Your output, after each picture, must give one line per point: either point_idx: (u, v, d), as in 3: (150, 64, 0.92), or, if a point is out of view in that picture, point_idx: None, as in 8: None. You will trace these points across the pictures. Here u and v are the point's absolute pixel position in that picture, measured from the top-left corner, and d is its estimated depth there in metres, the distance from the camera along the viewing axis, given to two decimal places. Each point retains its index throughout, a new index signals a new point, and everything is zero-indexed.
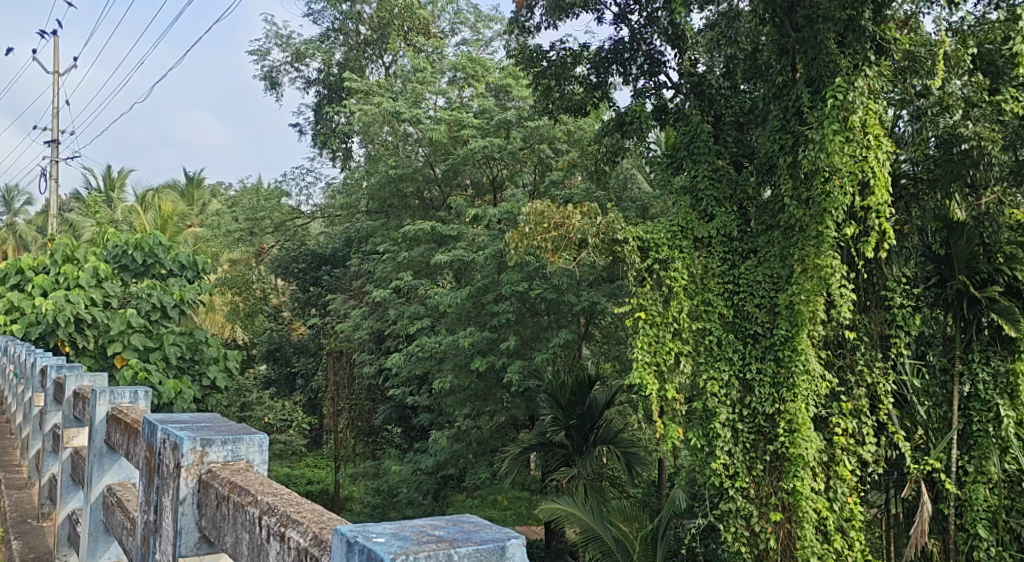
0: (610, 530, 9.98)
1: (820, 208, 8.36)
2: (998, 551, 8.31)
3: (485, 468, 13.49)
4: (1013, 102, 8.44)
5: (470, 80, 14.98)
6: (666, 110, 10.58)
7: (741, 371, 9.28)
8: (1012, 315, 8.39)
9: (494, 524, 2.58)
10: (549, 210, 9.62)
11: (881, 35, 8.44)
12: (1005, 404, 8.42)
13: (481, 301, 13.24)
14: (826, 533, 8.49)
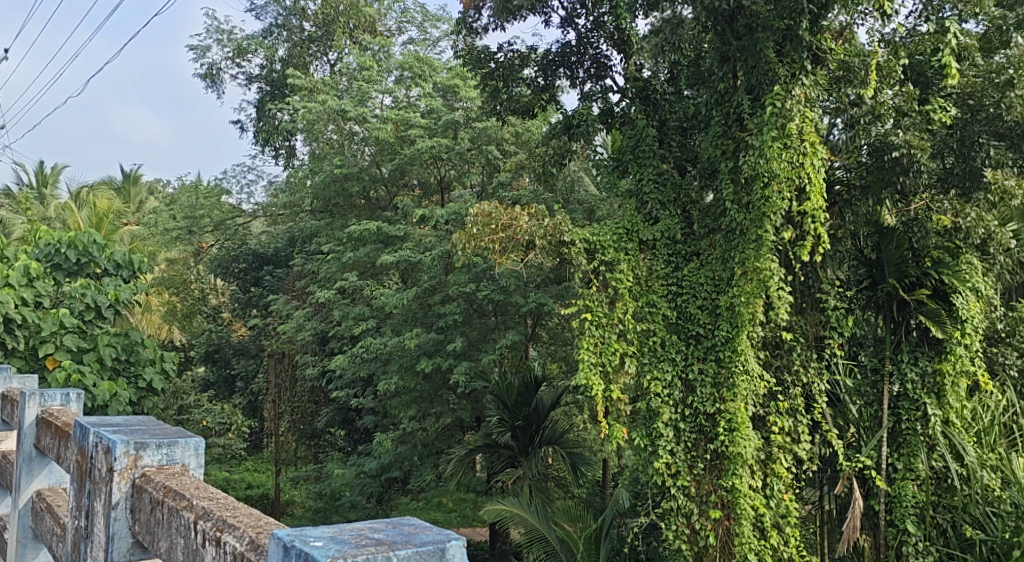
0: (554, 531, 10.28)
1: (760, 211, 8.54)
2: (925, 546, 8.64)
3: (431, 470, 13.45)
4: (941, 111, 8.64)
5: (417, 80, 14.91)
6: (612, 114, 10.60)
7: (683, 372, 9.39)
8: (939, 316, 8.69)
9: (434, 527, 2.63)
10: (497, 210, 9.47)
11: (817, 45, 8.69)
12: (932, 403, 8.75)
13: (427, 302, 13.21)
14: (763, 529, 8.71)
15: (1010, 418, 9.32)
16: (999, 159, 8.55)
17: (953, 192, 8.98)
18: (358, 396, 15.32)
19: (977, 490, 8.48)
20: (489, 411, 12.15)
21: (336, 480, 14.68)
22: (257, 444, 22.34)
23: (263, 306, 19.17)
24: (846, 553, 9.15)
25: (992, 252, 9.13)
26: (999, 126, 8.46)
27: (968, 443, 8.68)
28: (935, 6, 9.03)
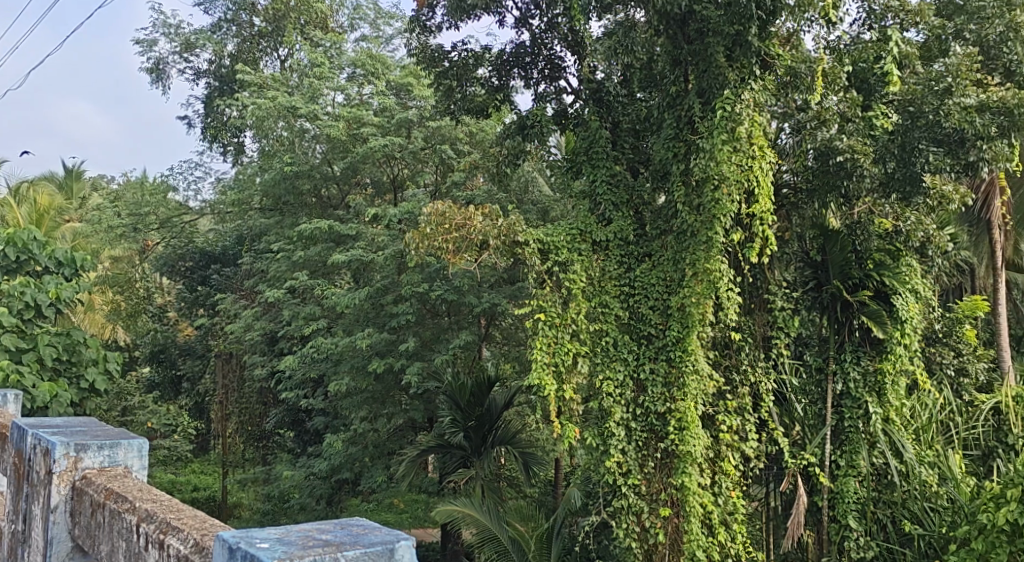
0: (506, 530, 10.31)
1: (710, 213, 8.67)
2: (866, 541, 8.86)
3: (382, 472, 13.39)
4: (883, 117, 9.05)
5: (370, 78, 14.78)
6: (566, 115, 10.71)
7: (635, 372, 9.49)
8: (880, 316, 8.94)
9: (381, 529, 2.94)
10: (450, 210, 9.27)
11: (765, 50, 8.81)
12: (873, 401, 9.02)
13: (379, 302, 13.10)
14: (710, 526, 8.89)
15: (947, 416, 9.54)
16: (938, 166, 8.61)
17: (894, 196, 9.12)
18: (308, 397, 15.15)
19: (915, 486, 8.81)
20: (441, 412, 12.07)
21: (285, 482, 14.49)
22: (203, 446, 21.99)
23: (211, 307, 18.64)
24: (791, 548, 9.30)
25: (932, 254, 9.32)
26: (938, 132, 8.60)
27: (908, 441, 9.01)
28: (877, 15, 9.27)
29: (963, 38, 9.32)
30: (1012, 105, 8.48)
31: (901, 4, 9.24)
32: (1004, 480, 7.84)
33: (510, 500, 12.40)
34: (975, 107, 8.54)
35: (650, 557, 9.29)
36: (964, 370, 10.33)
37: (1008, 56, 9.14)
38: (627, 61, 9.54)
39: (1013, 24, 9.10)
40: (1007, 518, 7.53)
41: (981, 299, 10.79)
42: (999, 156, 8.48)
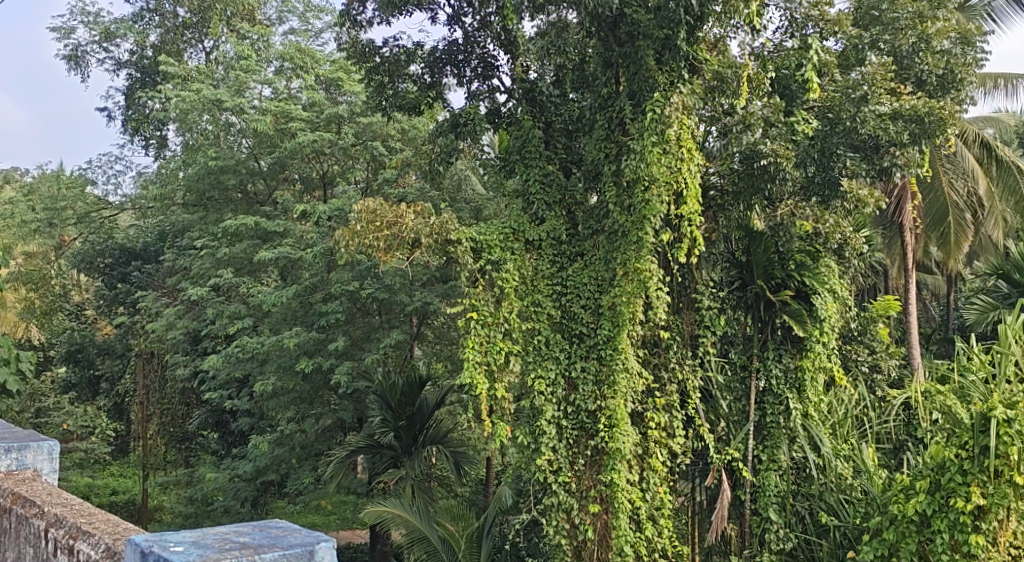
0: (436, 531, 10.31)
1: (640, 214, 8.80)
2: (786, 533, 9.10)
3: (309, 473, 13.23)
4: (804, 123, 9.16)
5: (299, 72, 14.50)
6: (499, 114, 10.69)
7: (566, 370, 9.56)
8: (801, 316, 9.16)
9: (302, 530, 3.44)
10: (381, 207, 9.23)
11: (693, 55, 9.15)
12: (794, 398, 9.25)
13: (307, 301, 12.94)
14: (638, 521, 9.07)
15: (861, 411, 9.82)
16: (854, 170, 9.13)
17: (814, 200, 9.50)
18: (233, 397, 14.85)
19: (831, 479, 9.08)
20: (371, 412, 11.99)
21: (208, 484, 14.19)
22: (122, 447, 21.09)
23: (132, 304, 18.13)
24: (714, 542, 9.54)
25: (849, 256, 9.57)
26: (854, 138, 9.01)
27: (825, 435, 9.24)
28: (798, 24, 9.72)
29: (876, 48, 9.59)
30: (922, 113, 8.81)
31: (820, 13, 9.66)
32: (913, 472, 8.15)
33: (440, 500, 12.42)
34: (888, 114, 8.88)
35: (580, 553, 9.42)
36: (877, 367, 10.69)
37: (919, 66, 9.40)
38: (559, 62, 9.74)
39: (925, 35, 9.33)
40: (917, 508, 7.87)
41: (890, 297, 11.13)
42: (910, 162, 8.97)
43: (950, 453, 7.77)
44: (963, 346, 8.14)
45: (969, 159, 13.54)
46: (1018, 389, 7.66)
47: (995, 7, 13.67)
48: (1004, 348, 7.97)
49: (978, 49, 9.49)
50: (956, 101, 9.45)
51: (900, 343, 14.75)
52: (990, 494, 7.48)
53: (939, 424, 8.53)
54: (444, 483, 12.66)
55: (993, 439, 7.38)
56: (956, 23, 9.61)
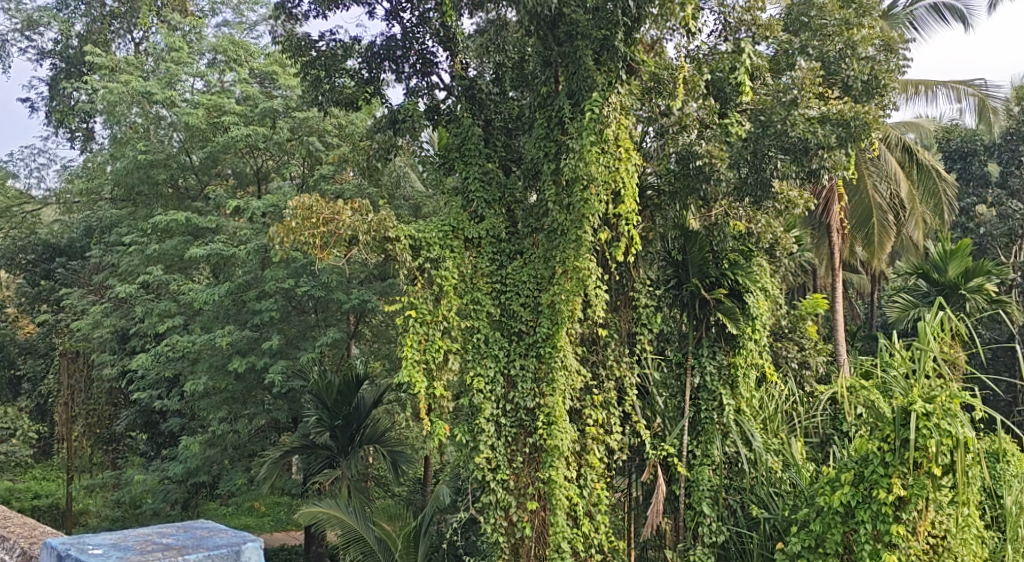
0: (371, 531, 10.26)
1: (579, 213, 8.87)
2: (718, 527, 9.27)
3: (242, 475, 13.01)
4: (737, 125, 9.26)
5: (232, 65, 14.27)
6: (438, 111, 10.57)
7: (505, 368, 9.56)
8: (734, 313, 9.37)
9: (226, 533, 3.89)
10: (317, 204, 9.08)
11: (631, 56, 9.23)
12: (727, 393, 9.46)
13: (240, 299, 12.74)
14: (575, 517, 9.15)
15: (791, 406, 10.03)
16: (784, 172, 9.35)
17: (747, 200, 9.60)
18: (162, 398, 14.54)
19: (762, 472, 9.24)
20: (306, 411, 11.85)
21: (136, 487, 13.85)
22: (45, 451, 20.43)
23: (56, 302, 17.59)
24: (649, 536, 9.68)
25: (779, 255, 9.81)
26: (785, 141, 9.22)
27: (757, 430, 9.39)
28: (731, 28, 9.87)
29: (806, 53, 9.85)
30: (848, 118, 9.10)
31: (753, 18, 9.83)
32: (838, 465, 8.43)
33: (377, 499, 12.40)
34: (817, 118, 9.17)
35: (517, 551, 9.46)
36: (806, 362, 11.04)
37: (845, 72, 9.62)
38: (498, 59, 10.02)
39: (850, 42, 9.61)
40: (842, 500, 8.10)
41: (820, 296, 11.33)
42: (837, 164, 9.21)
43: (873, 446, 8.03)
44: (886, 343, 8.20)
45: (893, 163, 14.01)
46: (937, 384, 7.86)
47: (917, 16, 14.10)
48: (923, 345, 8.08)
49: (900, 56, 9.80)
50: (879, 107, 9.71)
51: (827, 340, 15.17)
52: (910, 485, 7.74)
53: (862, 417, 8.77)
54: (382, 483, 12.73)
55: (913, 432, 7.61)
56: (879, 31, 9.90)
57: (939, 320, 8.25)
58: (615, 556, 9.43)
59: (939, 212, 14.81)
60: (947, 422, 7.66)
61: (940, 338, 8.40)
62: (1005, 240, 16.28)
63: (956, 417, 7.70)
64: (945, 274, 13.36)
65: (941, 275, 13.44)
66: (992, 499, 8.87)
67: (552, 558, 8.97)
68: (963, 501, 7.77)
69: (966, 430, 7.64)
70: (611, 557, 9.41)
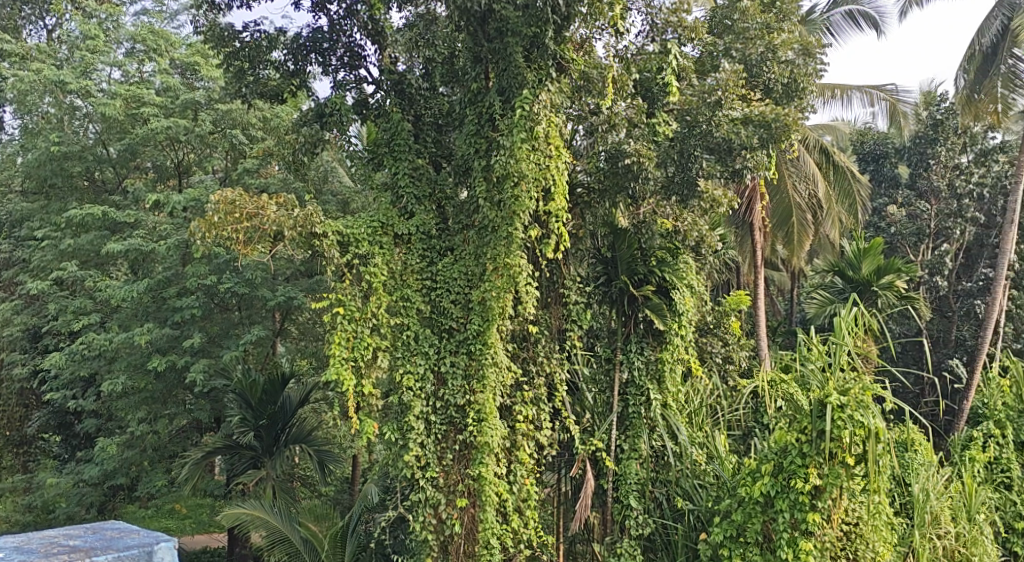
0: (297, 532, 10.23)
1: (509, 210, 8.90)
2: (645, 519, 9.40)
3: (162, 476, 12.70)
4: (664, 125, 9.45)
5: (152, 54, 13.85)
6: (366, 105, 10.46)
7: (436, 366, 9.51)
8: (661, 309, 9.55)
9: (147, 537, 6.95)
10: (241, 198, 8.86)
11: (561, 54, 9.25)
12: (654, 388, 9.58)
13: (160, 296, 12.42)
14: (505, 513, 9.19)
15: (714, 400, 10.27)
16: (709, 172, 9.56)
17: (674, 198, 9.71)
18: (77, 398, 14.07)
19: (687, 465, 9.45)
20: (228, 411, 11.59)
21: (49, 491, 13.38)
22: None
23: None
24: (577, 531, 9.76)
25: (705, 253, 10.02)
26: (710, 141, 9.42)
27: (682, 424, 9.59)
28: (659, 29, 9.96)
29: (729, 56, 10.04)
30: (770, 119, 9.35)
31: (679, 20, 9.96)
32: (759, 457, 8.59)
33: (303, 499, 12.22)
34: (740, 119, 9.39)
35: (447, 548, 9.43)
36: (730, 357, 11.30)
37: (766, 75, 9.89)
38: (428, 53, 10.11)
39: (771, 45, 9.86)
40: (762, 490, 8.30)
41: (743, 293, 11.65)
42: (759, 164, 9.43)
43: (792, 438, 8.24)
44: (803, 338, 8.41)
45: (812, 164, 14.36)
46: (851, 377, 8.15)
47: (834, 22, 14.54)
48: (838, 339, 8.38)
49: (818, 61, 10.08)
50: (798, 110, 10.00)
51: (749, 336, 15.53)
52: (826, 474, 8.01)
53: (782, 411, 8.95)
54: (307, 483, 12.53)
55: (829, 424, 7.90)
56: (798, 36, 10.18)
57: (853, 317, 8.53)
58: (543, 550, 9.55)
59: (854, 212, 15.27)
60: (860, 414, 7.98)
61: (854, 333, 8.66)
62: (915, 239, 16.94)
63: (869, 408, 8.04)
64: (859, 272, 13.80)
65: (855, 273, 13.86)
66: (900, 487, 9.27)
67: (481, 555, 9.00)
68: (875, 488, 8.10)
69: (877, 420, 7.97)
70: (540, 550, 9.52)
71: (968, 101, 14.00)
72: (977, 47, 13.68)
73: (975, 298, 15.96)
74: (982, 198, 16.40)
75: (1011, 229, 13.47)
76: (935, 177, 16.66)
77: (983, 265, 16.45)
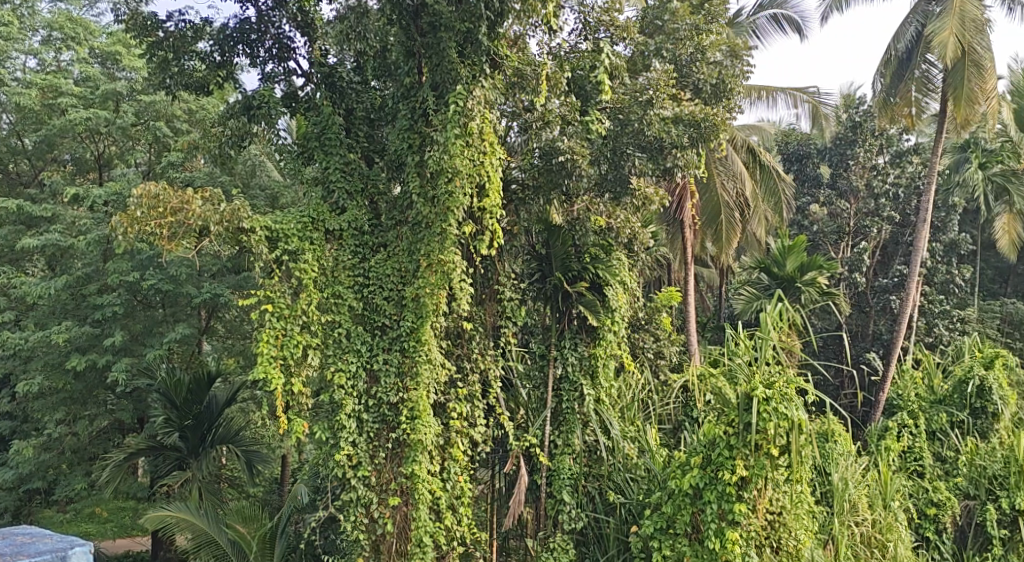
0: (225, 533, 10.02)
1: (444, 205, 8.89)
2: (578, 514, 9.47)
3: (81, 479, 12.32)
4: (598, 123, 9.40)
5: (69, 43, 13.36)
6: (296, 98, 10.26)
7: (368, 364, 9.40)
8: (595, 306, 9.62)
9: (62, 541, 6.15)
10: (165, 192, 8.72)
11: (494, 50, 9.22)
12: (587, 383, 9.64)
13: (80, 293, 12.05)
14: (438, 511, 9.18)
15: (646, 394, 10.39)
16: (641, 170, 9.66)
17: (607, 195, 9.94)
18: None
19: (619, 459, 9.58)
20: (152, 411, 11.30)
21: None
22: None
23: None
24: (510, 526, 9.79)
25: (637, 251, 10.13)
26: (642, 139, 9.58)
27: (615, 418, 9.68)
28: (591, 27, 10.09)
29: (660, 56, 10.15)
30: (699, 119, 9.52)
31: (611, 19, 10.10)
32: (689, 449, 8.75)
33: (230, 501, 11.95)
34: (670, 118, 9.54)
35: (379, 548, 9.36)
36: (661, 352, 11.52)
37: (695, 77, 10.08)
38: (359, 48, 9.52)
39: (700, 47, 10.07)
40: (691, 482, 8.45)
41: (674, 288, 11.79)
42: (689, 164, 9.67)
43: (720, 430, 8.42)
44: (731, 332, 8.61)
45: (738, 162, 14.69)
46: (776, 370, 8.41)
47: (760, 25, 14.83)
48: (764, 334, 8.64)
49: (744, 62, 10.30)
50: (726, 110, 10.19)
51: (680, 331, 15.84)
52: (751, 465, 8.20)
53: (711, 404, 9.10)
54: (236, 484, 12.23)
55: (754, 416, 8.12)
56: (726, 38, 10.38)
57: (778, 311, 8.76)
58: (476, 547, 9.55)
59: (778, 210, 15.62)
60: (785, 406, 8.20)
61: (779, 328, 8.86)
62: (836, 236, 17.46)
63: (792, 401, 8.28)
64: (784, 269, 14.14)
65: (780, 269, 14.20)
66: (821, 477, 9.42)
67: (414, 554, 8.96)
68: (798, 478, 8.32)
69: (800, 412, 8.21)
70: (473, 547, 9.52)
71: (884, 104, 14.50)
72: (893, 52, 14.11)
73: (891, 294, 16.43)
74: (897, 198, 17.09)
75: (924, 228, 13.95)
76: (854, 178, 17.25)
77: (898, 263, 16.99)
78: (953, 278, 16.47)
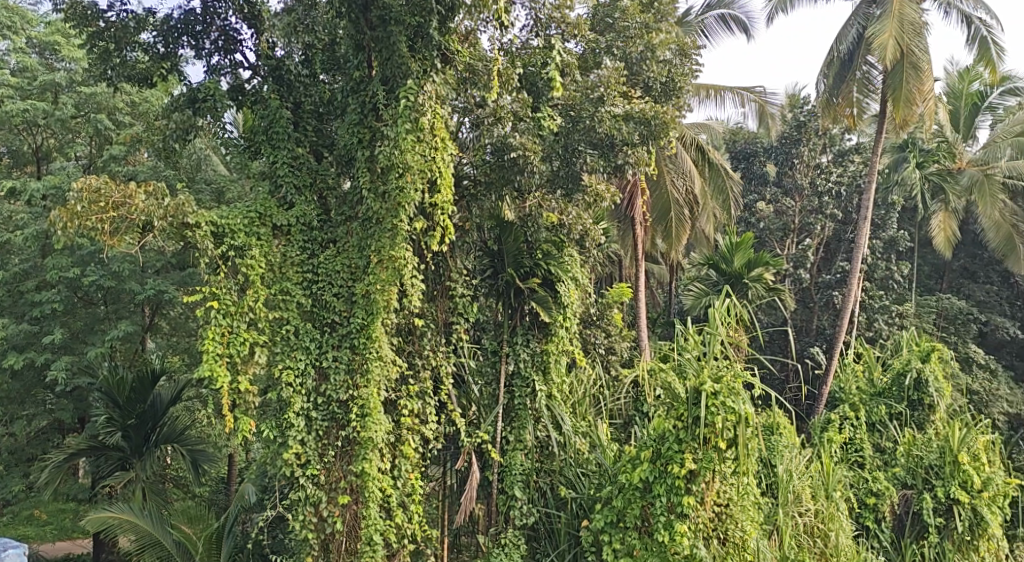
0: (170, 534, 9.90)
1: (395, 201, 8.83)
2: (529, 509, 9.50)
3: (19, 481, 12.02)
4: (549, 119, 9.55)
5: (3, 31, 12.70)
6: (242, 91, 10.04)
7: (317, 361, 9.31)
8: (547, 302, 9.61)
9: None
10: (106, 186, 8.54)
11: (445, 45, 9.23)
12: (539, 380, 9.66)
13: (17, 290, 11.75)
14: (388, 509, 9.15)
15: (597, 390, 10.46)
16: (593, 166, 9.82)
17: (558, 192, 9.92)
18: None
19: (569, 454, 9.62)
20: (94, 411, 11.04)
21: None
22: None
23: None
24: (461, 523, 9.80)
25: (589, 246, 10.15)
26: (593, 137, 9.68)
27: (566, 413, 9.72)
28: (542, 23, 10.03)
29: (611, 53, 10.20)
30: (648, 117, 9.63)
31: (562, 16, 10.04)
32: (638, 444, 8.84)
33: (175, 501, 11.79)
34: (621, 115, 9.63)
35: (329, 546, 9.29)
36: (612, 348, 11.69)
37: (646, 74, 10.16)
38: (308, 40, 9.96)
39: (650, 45, 10.12)
40: (641, 477, 8.54)
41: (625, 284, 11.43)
42: (640, 161, 9.80)
43: (669, 425, 8.52)
44: (680, 328, 8.71)
45: (688, 161, 14.86)
46: (723, 365, 8.61)
47: (708, 25, 14.99)
48: (712, 329, 8.77)
49: (693, 62, 10.44)
50: (676, 109, 10.33)
51: (630, 327, 15.99)
52: (699, 459, 8.30)
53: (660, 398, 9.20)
54: (181, 484, 12.10)
55: (703, 410, 8.23)
56: (675, 37, 10.55)
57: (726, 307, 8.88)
58: (428, 544, 9.52)
59: (727, 207, 15.89)
60: (732, 400, 8.33)
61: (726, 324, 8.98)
62: (781, 233, 17.76)
63: (739, 395, 8.41)
64: (731, 265, 14.34)
65: (727, 266, 14.40)
66: (767, 469, 9.64)
67: (364, 552, 8.92)
68: (745, 471, 8.45)
69: (746, 406, 8.36)
70: (424, 545, 9.49)
71: (827, 104, 14.77)
72: (836, 53, 14.38)
73: (833, 289, 16.75)
74: (840, 197, 17.33)
75: (865, 226, 14.26)
76: (798, 176, 17.59)
77: (840, 260, 17.37)
78: (893, 274, 16.90)
